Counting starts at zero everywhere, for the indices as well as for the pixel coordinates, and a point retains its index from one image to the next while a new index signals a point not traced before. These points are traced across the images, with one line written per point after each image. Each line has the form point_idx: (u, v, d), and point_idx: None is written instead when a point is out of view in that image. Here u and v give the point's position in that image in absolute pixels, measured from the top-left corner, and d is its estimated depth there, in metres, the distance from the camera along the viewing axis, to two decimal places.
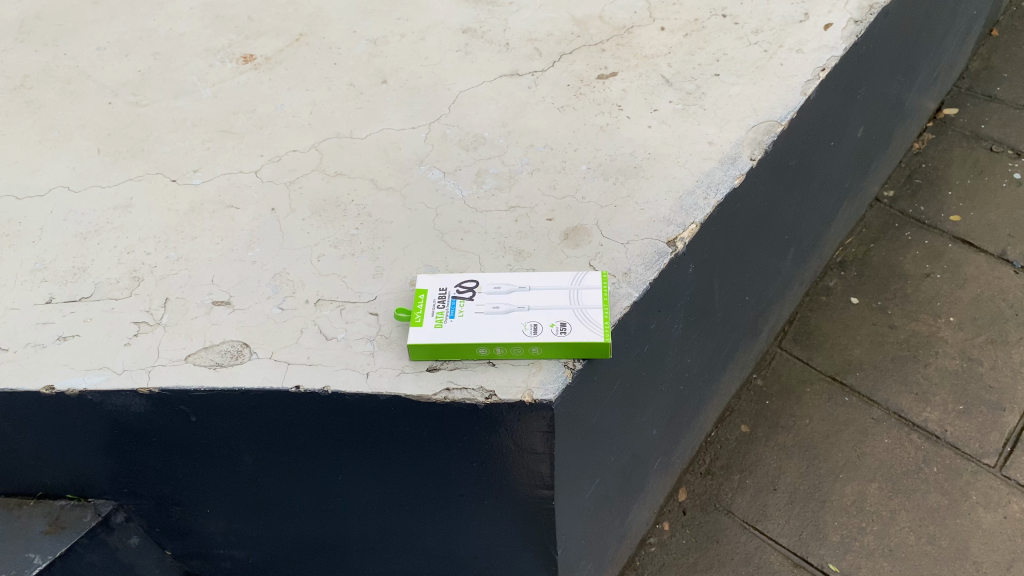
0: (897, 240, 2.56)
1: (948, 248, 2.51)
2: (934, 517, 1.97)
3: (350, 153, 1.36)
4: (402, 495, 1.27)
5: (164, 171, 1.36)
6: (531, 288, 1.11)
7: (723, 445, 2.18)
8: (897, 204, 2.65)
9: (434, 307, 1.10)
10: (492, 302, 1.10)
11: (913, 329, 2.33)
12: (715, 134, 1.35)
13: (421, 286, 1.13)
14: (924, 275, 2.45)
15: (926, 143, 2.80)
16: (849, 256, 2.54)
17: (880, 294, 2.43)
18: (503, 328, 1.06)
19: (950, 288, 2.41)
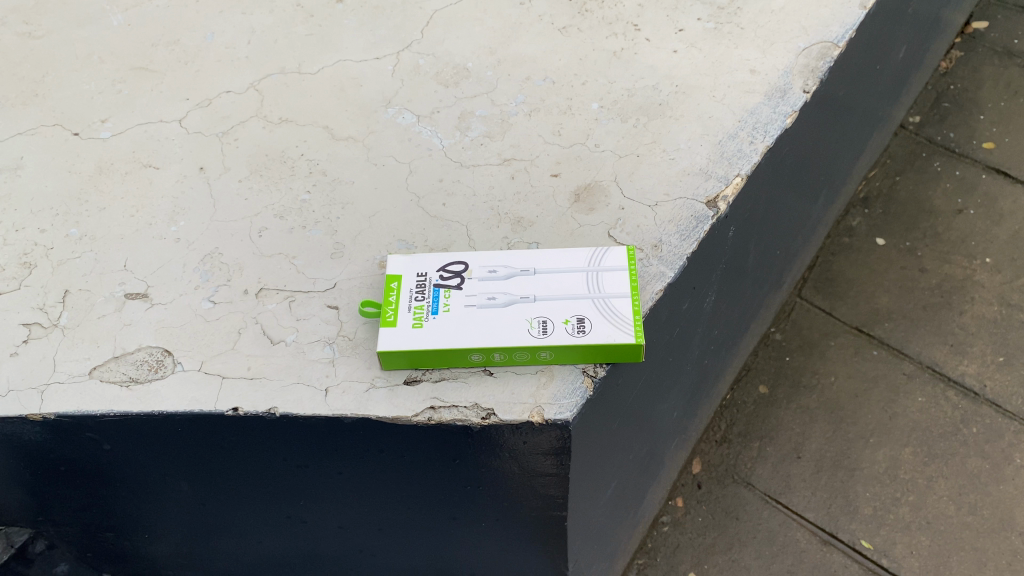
0: (926, 172, 1.92)
1: (984, 179, 1.88)
2: (975, 484, 1.47)
3: (298, 93, 1.08)
4: (380, 517, 1.03)
5: (63, 121, 1.08)
6: (537, 272, 0.85)
7: (740, 409, 1.62)
8: (925, 131, 1.99)
9: (411, 300, 0.83)
10: (487, 290, 0.84)
11: (945, 273, 1.74)
12: (757, 60, 1.08)
13: (393, 271, 0.86)
14: (956, 211, 1.84)
15: (954, 61, 2.11)
16: (873, 192, 1.90)
17: (909, 235, 1.81)
18: (503, 327, 0.81)
19: (985, 226, 1.80)
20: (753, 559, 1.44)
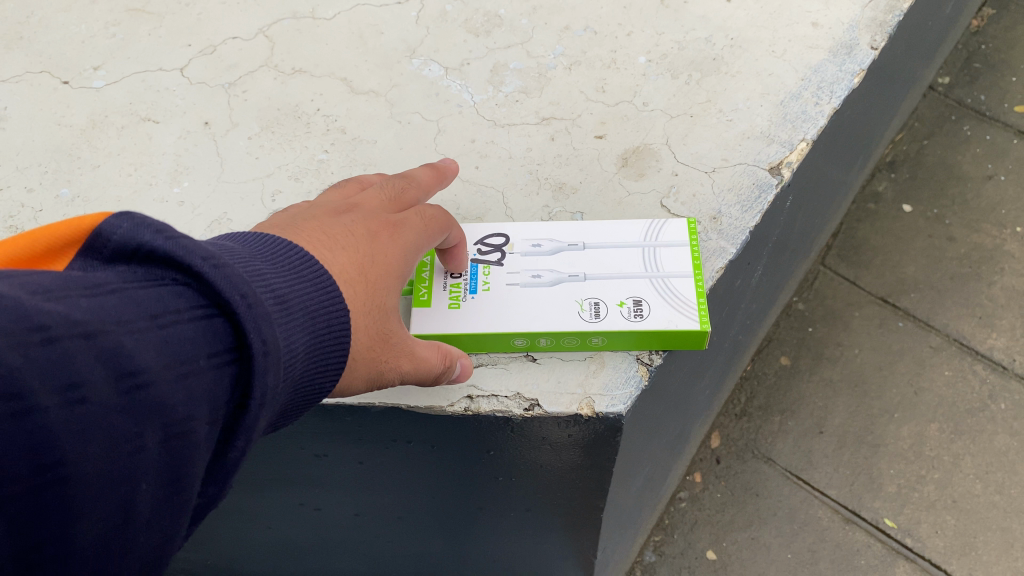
0: (956, 135, 1.77)
1: (1016, 144, 1.73)
2: (1004, 463, 1.37)
3: (312, 40, 0.97)
4: (400, 505, 0.95)
5: (51, 68, 0.97)
6: (587, 248, 0.77)
7: (761, 381, 1.50)
8: (954, 93, 1.84)
9: (445, 277, 0.74)
10: (532, 267, 0.75)
11: (975, 242, 1.61)
12: (820, 12, 0.97)
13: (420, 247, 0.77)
14: (986, 177, 1.69)
15: (986, 19, 1.94)
16: (900, 155, 1.75)
17: (937, 201, 1.67)
18: (550, 307, 0.72)
19: (1017, 193, 1.66)
20: (774, 537, 1.36)
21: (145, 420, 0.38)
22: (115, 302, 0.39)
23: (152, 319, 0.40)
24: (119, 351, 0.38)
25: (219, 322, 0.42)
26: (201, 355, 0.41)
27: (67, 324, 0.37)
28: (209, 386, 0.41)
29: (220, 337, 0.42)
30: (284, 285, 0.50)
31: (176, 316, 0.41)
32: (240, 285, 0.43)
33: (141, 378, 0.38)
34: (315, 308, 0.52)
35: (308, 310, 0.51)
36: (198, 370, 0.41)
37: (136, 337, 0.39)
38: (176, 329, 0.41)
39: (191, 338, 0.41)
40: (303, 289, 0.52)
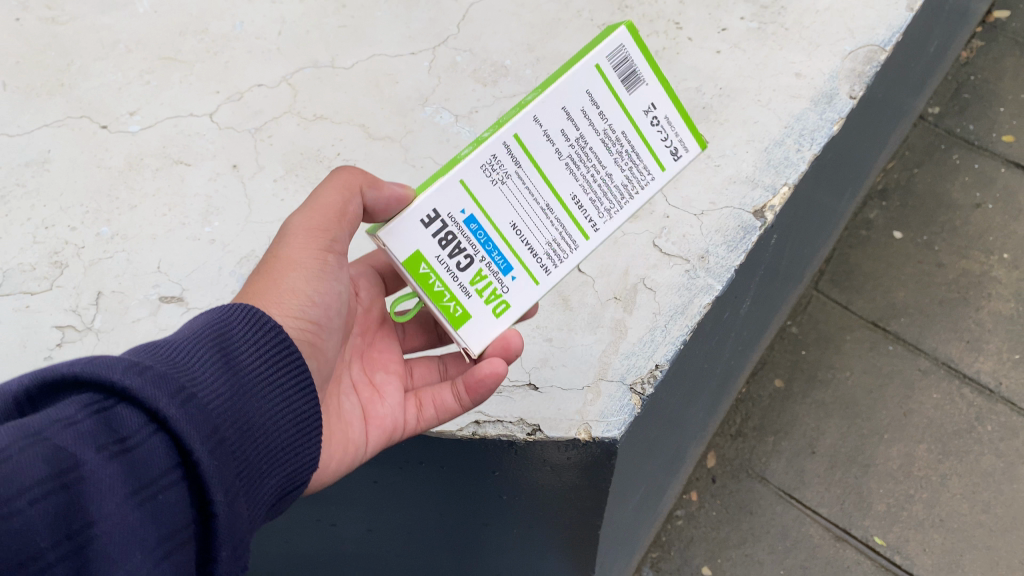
0: (944, 164, 1.87)
1: (1004, 173, 1.84)
2: (988, 483, 1.52)
3: (332, 88, 1.05)
4: (409, 522, 1.01)
5: (90, 113, 1.05)
6: (608, 171, 0.72)
7: (755, 403, 1.64)
8: (945, 122, 1.94)
9: (450, 270, 0.71)
10: (549, 207, 0.71)
11: (962, 268, 1.73)
12: (803, 63, 1.05)
13: (462, 328, 0.73)
14: (974, 205, 1.80)
15: (974, 51, 2.02)
16: (890, 183, 1.86)
17: (926, 229, 1.79)
18: (509, 135, 0.69)
19: (1004, 221, 1.78)
20: (768, 556, 1.50)
21: (79, 517, 0.45)
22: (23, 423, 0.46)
23: (56, 425, 0.47)
24: (27, 465, 0.44)
25: (122, 408, 0.49)
26: (114, 441, 0.48)
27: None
28: (151, 457, 0.49)
29: (127, 415, 0.49)
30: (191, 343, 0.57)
31: (83, 412, 0.48)
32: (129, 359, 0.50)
33: (66, 476, 0.45)
34: (230, 351, 0.59)
35: (224, 354, 0.59)
36: (114, 456, 0.48)
37: (39, 447, 0.45)
38: (84, 426, 0.47)
39: (104, 430, 0.48)
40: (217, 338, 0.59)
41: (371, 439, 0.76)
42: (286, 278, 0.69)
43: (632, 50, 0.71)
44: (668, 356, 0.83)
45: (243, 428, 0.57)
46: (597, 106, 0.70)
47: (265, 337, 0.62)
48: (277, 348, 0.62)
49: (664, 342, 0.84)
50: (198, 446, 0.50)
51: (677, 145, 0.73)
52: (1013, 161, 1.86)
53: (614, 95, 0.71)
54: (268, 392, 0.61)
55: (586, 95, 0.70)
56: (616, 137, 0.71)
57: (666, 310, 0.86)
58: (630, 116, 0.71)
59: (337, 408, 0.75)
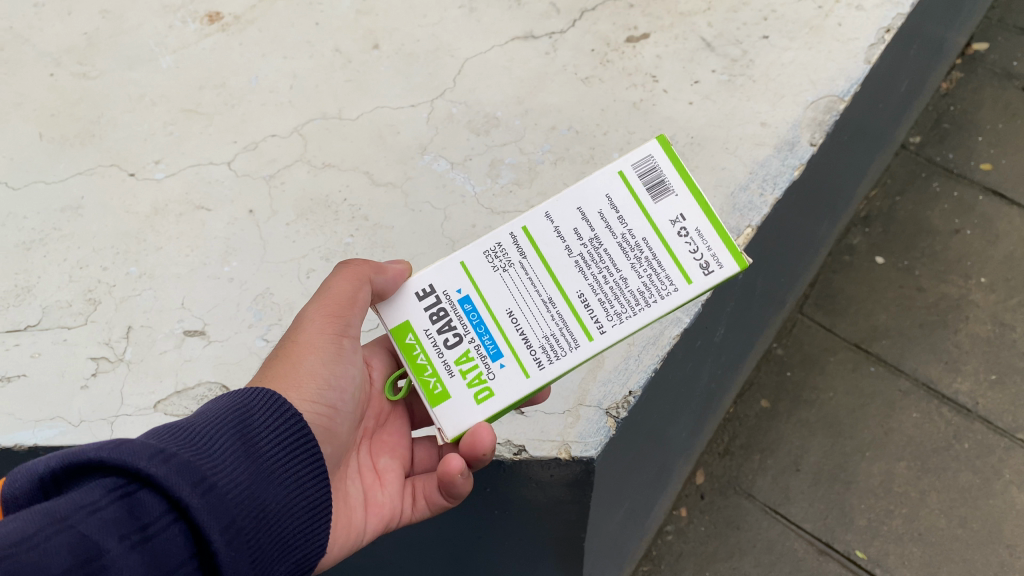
0: (926, 191, 1.98)
1: (981, 201, 1.95)
2: (965, 498, 1.65)
3: (339, 138, 1.16)
4: (410, 537, 1.10)
5: (118, 162, 1.15)
6: (619, 274, 0.82)
7: (743, 422, 1.78)
8: (925, 152, 2.04)
9: (435, 345, 0.85)
10: (549, 301, 0.83)
11: (941, 291, 1.85)
12: (768, 113, 1.15)
13: (438, 406, 0.84)
14: (953, 232, 1.92)
15: (955, 82, 2.13)
16: (873, 210, 1.98)
17: (907, 254, 1.91)
18: (519, 227, 0.85)
19: (981, 246, 1.89)
20: (753, 568, 1.64)
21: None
22: (54, 509, 0.58)
23: (84, 510, 0.59)
24: (57, 551, 0.56)
25: (146, 495, 0.61)
26: (135, 529, 0.60)
27: (15, 543, 0.55)
28: (169, 539, 0.61)
29: (150, 503, 0.61)
30: (216, 436, 0.70)
31: (112, 496, 0.60)
32: (159, 452, 0.63)
33: (90, 564, 0.57)
34: (251, 444, 0.72)
35: (245, 446, 0.71)
36: (134, 543, 0.60)
37: (68, 534, 0.57)
38: (111, 510, 0.60)
39: (126, 515, 0.60)
40: (239, 433, 0.72)
41: (370, 527, 0.87)
42: (306, 364, 0.82)
43: (664, 162, 0.84)
44: (640, 384, 0.92)
45: (259, 517, 0.69)
46: (617, 211, 0.84)
47: (281, 431, 0.75)
48: (293, 442, 0.75)
49: (636, 370, 0.93)
50: (215, 534, 0.63)
51: (706, 254, 0.81)
52: (990, 189, 1.96)
53: (638, 201, 0.83)
54: (283, 485, 0.73)
55: (611, 196, 0.84)
56: (633, 242, 0.83)
57: (640, 340, 0.95)
58: (653, 226, 0.82)
59: (345, 493, 0.87)
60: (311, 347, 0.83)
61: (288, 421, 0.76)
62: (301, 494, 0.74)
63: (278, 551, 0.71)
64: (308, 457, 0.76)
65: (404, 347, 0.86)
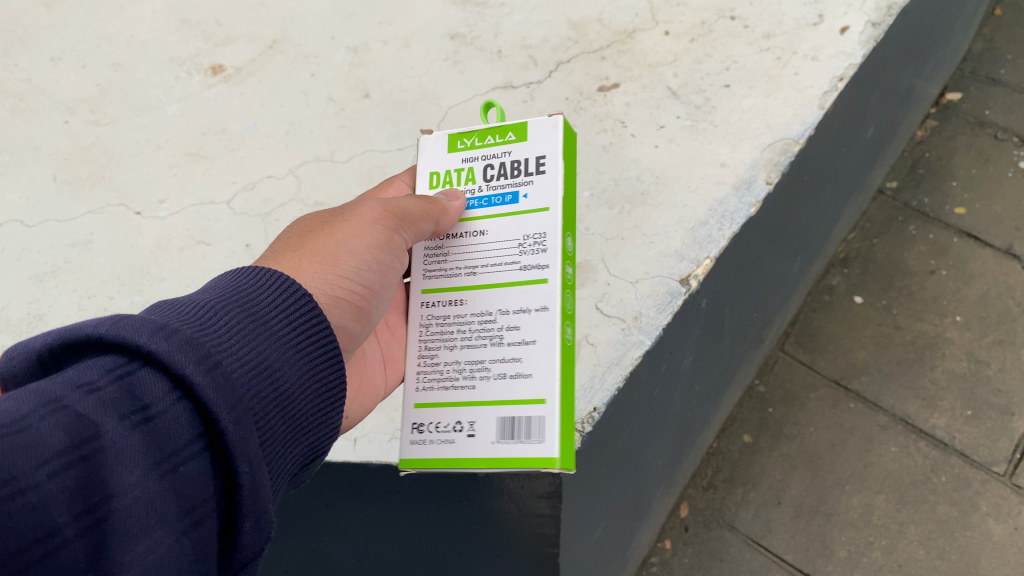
0: (902, 235, 2.07)
1: (955, 243, 2.03)
2: (943, 530, 1.69)
3: (331, 178, 1.25)
4: (396, 554, 1.16)
5: (126, 202, 1.25)
6: (456, 349, 0.88)
7: (726, 456, 1.84)
8: (901, 196, 2.14)
9: (494, 153, 0.94)
10: (467, 277, 0.90)
11: (918, 329, 1.93)
12: (727, 155, 1.24)
13: (449, 144, 0.97)
14: (929, 272, 2.00)
15: (929, 130, 2.24)
16: (852, 252, 2.07)
17: (884, 293, 1.99)
18: (546, 276, 0.86)
19: (956, 286, 1.97)
20: None
21: (99, 490, 0.52)
22: (48, 388, 0.54)
23: (82, 390, 0.55)
24: (50, 433, 0.52)
25: (145, 374, 0.57)
26: (136, 410, 0.56)
27: (4, 425, 0.51)
28: (176, 418, 0.57)
29: (152, 383, 0.57)
30: (220, 312, 0.69)
31: (111, 376, 0.56)
32: (162, 327, 0.59)
33: (86, 447, 0.53)
34: (255, 321, 0.71)
35: (250, 323, 0.70)
36: (136, 424, 0.56)
37: (61, 414, 0.53)
38: (110, 391, 0.56)
39: (123, 396, 0.56)
40: (240, 311, 0.71)
41: (390, 381, 1.01)
42: (349, 245, 0.87)
43: (528, 450, 0.80)
44: (604, 401, 1.00)
45: (264, 394, 0.68)
46: (529, 371, 0.83)
47: (284, 313, 0.75)
48: (296, 320, 0.75)
49: (601, 388, 1.01)
50: (225, 416, 0.59)
51: (420, 441, 0.86)
52: (964, 231, 2.05)
53: (508, 403, 0.83)
54: (289, 365, 0.72)
55: (531, 382, 0.83)
56: (513, 356, 0.84)
57: (604, 361, 1.04)
58: (515, 400, 0.82)
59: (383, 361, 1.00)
60: (357, 230, 0.88)
61: (293, 299, 0.76)
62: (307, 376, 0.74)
63: (283, 432, 0.71)
64: (314, 340, 0.76)
65: (508, 131, 0.94)
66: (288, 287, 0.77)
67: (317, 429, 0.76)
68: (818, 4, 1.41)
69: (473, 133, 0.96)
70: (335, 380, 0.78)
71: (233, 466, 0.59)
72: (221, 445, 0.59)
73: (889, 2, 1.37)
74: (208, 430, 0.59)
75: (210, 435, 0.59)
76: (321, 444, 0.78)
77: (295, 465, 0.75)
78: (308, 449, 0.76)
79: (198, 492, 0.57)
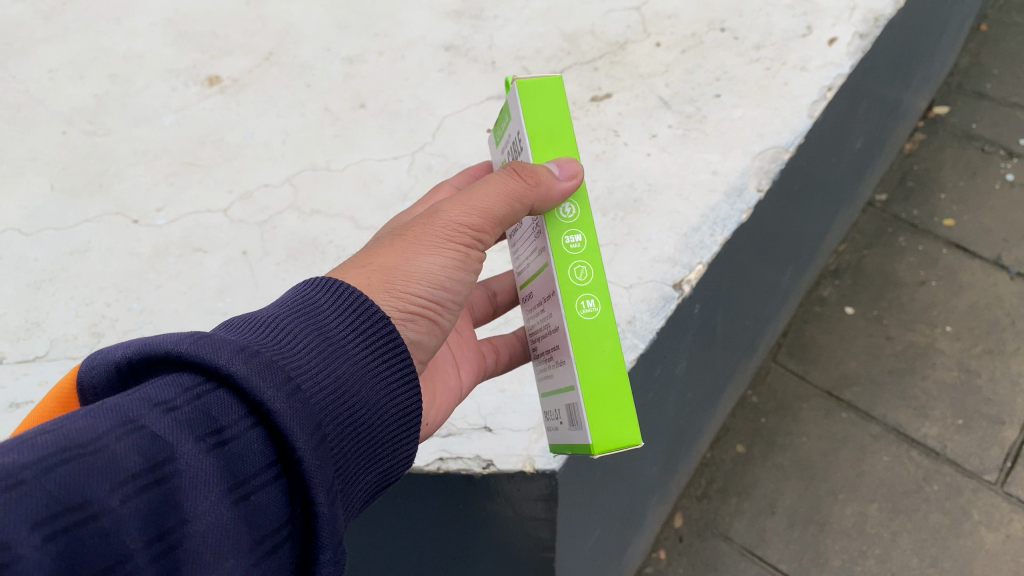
0: (892, 246, 2.09)
1: (945, 254, 2.06)
2: (935, 539, 1.70)
3: (327, 187, 1.26)
4: (393, 562, 1.16)
5: (123, 211, 1.25)
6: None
7: (719, 466, 1.84)
8: (891, 208, 2.16)
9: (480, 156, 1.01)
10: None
11: (909, 339, 1.94)
12: (719, 163, 1.26)
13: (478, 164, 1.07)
14: (919, 283, 2.02)
15: (918, 143, 2.27)
16: (843, 263, 2.09)
17: (875, 304, 2.01)
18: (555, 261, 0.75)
19: (946, 296, 1.99)
20: None
21: (172, 515, 0.53)
22: (125, 407, 0.55)
23: (160, 409, 0.56)
24: (127, 453, 0.52)
25: (222, 397, 0.59)
26: (211, 432, 0.57)
27: (82, 444, 0.51)
28: (252, 442, 0.59)
29: (229, 406, 0.59)
30: (293, 327, 0.69)
31: (187, 397, 0.58)
32: (241, 350, 0.60)
33: (161, 470, 0.53)
34: (329, 338, 0.71)
35: (326, 343, 0.70)
36: (210, 446, 0.56)
37: (138, 435, 0.54)
38: (186, 411, 0.57)
39: (199, 417, 0.57)
40: (312, 324, 0.71)
41: (464, 381, 1.02)
42: (419, 260, 0.83)
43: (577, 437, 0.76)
44: None
45: (338, 418, 0.68)
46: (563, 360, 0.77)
47: (357, 331, 0.74)
48: (369, 339, 0.74)
49: None
50: (302, 442, 0.60)
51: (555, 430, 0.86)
52: (954, 242, 2.07)
53: (564, 389, 0.79)
54: (363, 384, 0.72)
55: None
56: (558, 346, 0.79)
57: None
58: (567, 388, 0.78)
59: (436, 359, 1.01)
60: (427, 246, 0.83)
61: (367, 318, 0.75)
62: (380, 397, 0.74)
63: (354, 454, 0.71)
64: (392, 362, 0.76)
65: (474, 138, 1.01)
66: (364, 306, 0.75)
67: (390, 455, 0.77)
68: (806, 16, 1.43)
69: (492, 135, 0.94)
70: (408, 407, 0.77)
71: (309, 496, 0.60)
72: (297, 473, 0.60)
73: (875, 14, 1.40)
74: (281, 458, 0.60)
75: (283, 462, 0.60)
76: (394, 472, 0.79)
77: (363, 489, 0.75)
78: (380, 475, 0.77)
79: (268, 521, 0.58)
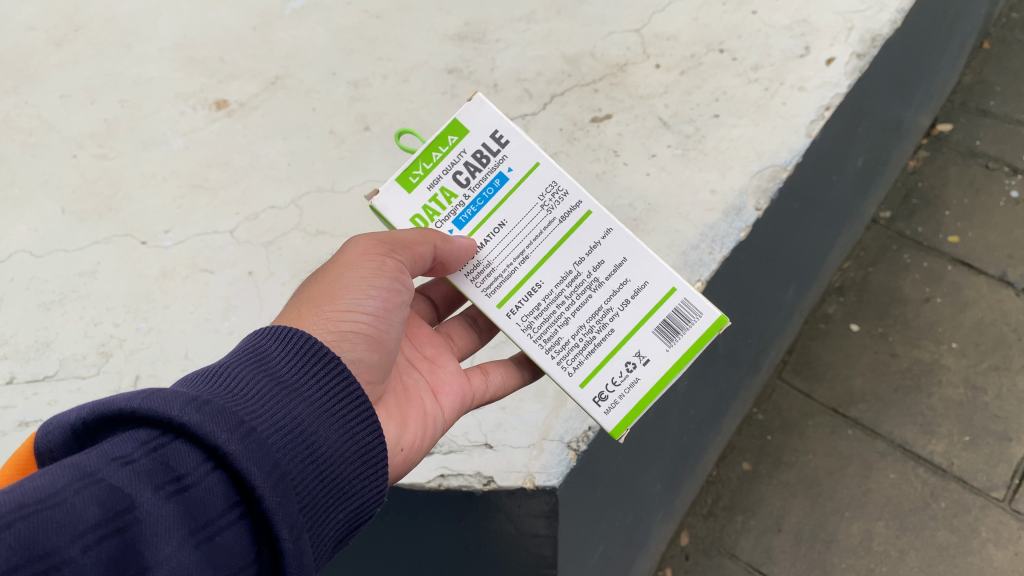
0: (896, 263, 2.10)
1: (950, 271, 2.06)
2: (943, 557, 1.69)
3: (331, 208, 1.28)
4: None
5: (131, 232, 1.28)
6: (570, 321, 0.96)
7: (725, 484, 1.85)
8: (895, 225, 2.17)
9: (451, 165, 0.99)
10: (523, 266, 0.97)
11: (915, 356, 1.94)
12: (717, 181, 1.28)
13: (399, 181, 0.99)
14: (924, 299, 2.02)
15: (921, 160, 2.28)
16: (847, 281, 2.09)
17: (881, 321, 2.01)
18: (586, 208, 0.97)
19: (951, 313, 1.99)
20: None
21: (134, 561, 0.56)
22: (84, 463, 0.59)
23: (117, 463, 0.60)
24: (85, 506, 0.56)
25: (182, 445, 0.62)
26: (170, 480, 0.61)
27: (41, 500, 0.55)
28: (213, 487, 0.62)
29: (186, 455, 0.62)
30: (247, 376, 0.73)
31: (144, 449, 0.61)
32: (195, 398, 0.63)
33: (119, 519, 0.57)
34: (283, 386, 0.75)
35: (278, 390, 0.74)
36: (170, 494, 0.60)
37: (96, 487, 0.58)
38: (144, 463, 0.60)
39: (156, 466, 0.61)
40: (265, 375, 0.74)
41: (445, 405, 1.02)
42: (344, 283, 0.91)
43: (664, 364, 0.95)
44: None
45: (298, 458, 0.71)
46: (615, 318, 0.96)
47: (313, 378, 0.78)
48: (324, 383, 0.78)
49: None
50: (261, 483, 0.63)
51: (613, 405, 0.95)
52: (958, 259, 2.08)
53: (621, 347, 0.95)
54: (321, 427, 0.75)
55: (652, 285, 0.96)
56: (606, 321, 0.96)
57: None
58: (621, 341, 0.95)
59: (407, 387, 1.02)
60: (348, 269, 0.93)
61: (321, 363, 0.79)
62: (340, 438, 0.77)
63: (321, 494, 0.74)
64: (351, 404, 0.79)
65: (448, 137, 0.99)
66: (317, 351, 0.79)
67: (364, 492, 0.78)
68: (804, 37, 1.45)
69: (417, 161, 0.99)
70: (372, 444, 0.80)
71: (273, 532, 0.63)
72: (259, 511, 0.63)
73: (873, 33, 1.41)
74: (243, 498, 0.64)
75: (246, 503, 0.64)
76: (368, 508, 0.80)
77: (338, 531, 0.76)
78: (354, 514, 0.78)
79: (234, 560, 0.62)
